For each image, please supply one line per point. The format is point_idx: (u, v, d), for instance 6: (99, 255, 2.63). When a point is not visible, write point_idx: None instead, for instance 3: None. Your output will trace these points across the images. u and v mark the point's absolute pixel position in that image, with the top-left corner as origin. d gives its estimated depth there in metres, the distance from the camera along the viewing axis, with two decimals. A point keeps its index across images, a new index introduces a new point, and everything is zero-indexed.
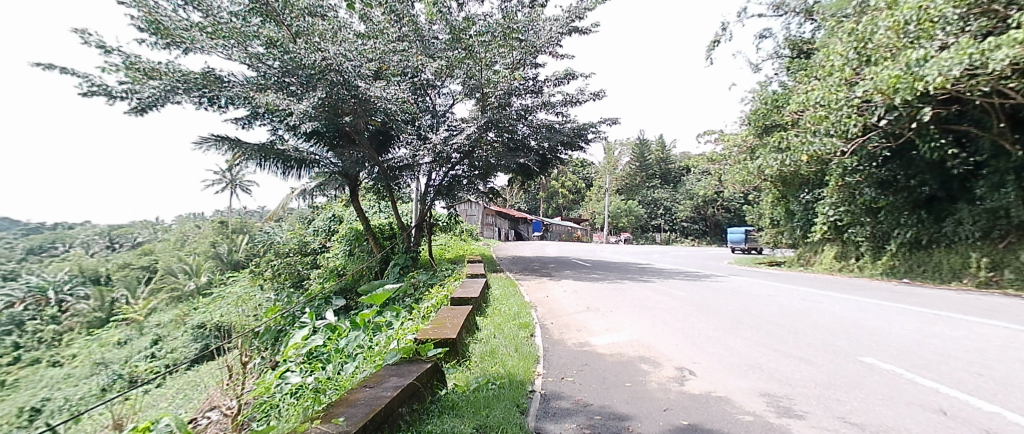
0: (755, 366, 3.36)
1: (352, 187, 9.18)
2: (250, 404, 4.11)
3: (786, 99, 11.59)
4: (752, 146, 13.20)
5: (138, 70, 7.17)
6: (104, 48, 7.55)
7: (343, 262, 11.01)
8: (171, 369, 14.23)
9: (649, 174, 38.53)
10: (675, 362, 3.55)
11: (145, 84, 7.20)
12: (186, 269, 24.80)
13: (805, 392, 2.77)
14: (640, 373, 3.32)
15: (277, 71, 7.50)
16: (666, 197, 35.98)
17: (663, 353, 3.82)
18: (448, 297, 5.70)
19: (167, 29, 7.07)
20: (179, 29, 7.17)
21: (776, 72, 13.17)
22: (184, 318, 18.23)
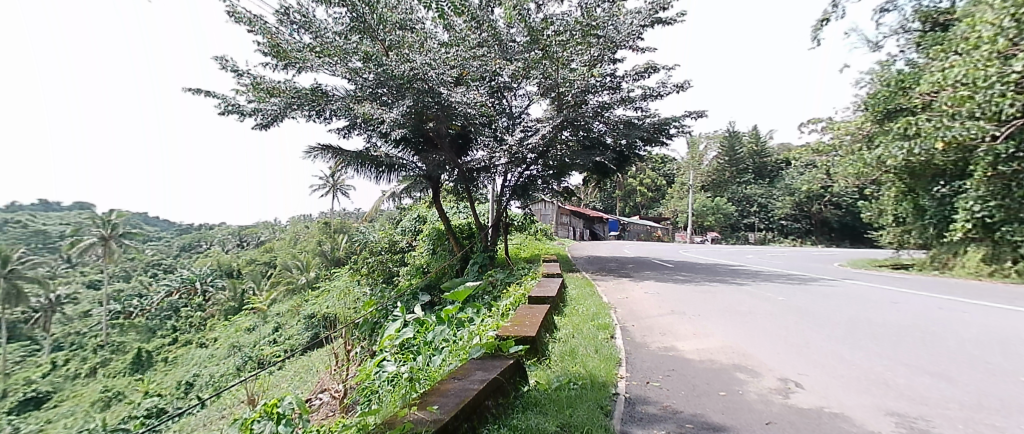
0: (879, 381, 2.98)
1: (434, 190, 9.65)
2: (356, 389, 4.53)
3: (918, 78, 10.13)
4: (870, 133, 11.65)
5: (262, 89, 8.22)
6: (237, 72, 8.69)
7: (428, 261, 11.59)
8: (290, 353, 16.17)
9: (742, 169, 35.76)
10: (778, 372, 3.28)
11: (268, 101, 8.19)
12: (299, 265, 28.08)
13: (949, 414, 2.40)
14: (737, 382, 3.11)
15: (371, 83, 8.10)
16: (762, 193, 33.18)
17: (762, 362, 3.55)
18: (526, 295, 5.78)
19: (285, 51, 8.00)
20: (295, 50, 8.04)
21: (903, 50, 11.51)
22: (297, 308, 20.65)
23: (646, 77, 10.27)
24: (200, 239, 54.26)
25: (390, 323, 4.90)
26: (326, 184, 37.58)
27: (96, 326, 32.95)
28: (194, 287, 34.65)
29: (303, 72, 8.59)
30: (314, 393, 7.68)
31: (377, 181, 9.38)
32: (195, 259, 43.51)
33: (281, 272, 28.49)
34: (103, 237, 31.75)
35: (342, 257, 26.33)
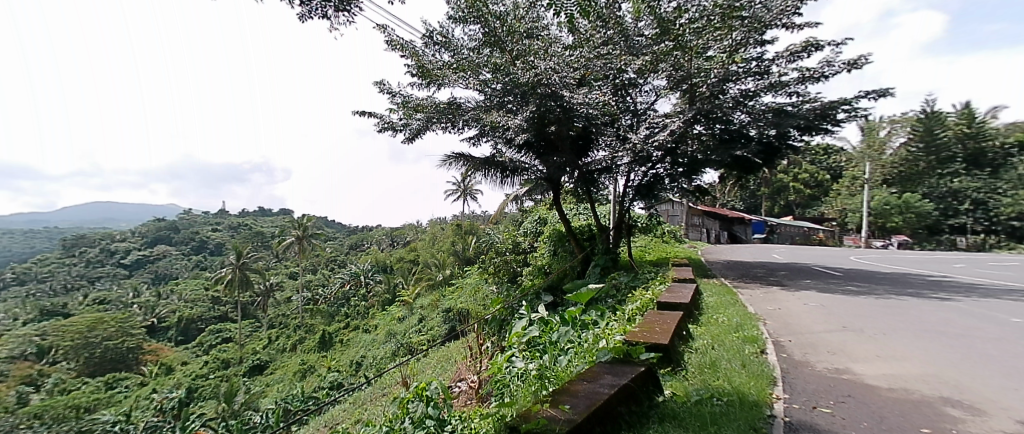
0: None
1: (555, 191, 9.70)
2: (489, 381, 4.79)
3: None
4: None
5: (410, 107, 9.25)
6: (392, 93, 9.90)
7: (548, 261, 11.74)
8: (431, 344, 18.02)
9: (947, 157, 28.01)
10: (1013, 413, 2.58)
11: (414, 117, 9.18)
12: (437, 263, 30.70)
13: None
14: (948, 420, 2.52)
15: (498, 92, 8.47)
16: (977, 186, 26.14)
17: (986, 399, 2.82)
18: (654, 301, 5.47)
19: (429, 70, 8.86)
20: (437, 69, 8.86)
21: None
22: (436, 302, 22.78)
23: (805, 57, 9.01)
24: (362, 239, 63.29)
25: (517, 320, 5.10)
26: (458, 188, 40.42)
27: (294, 309, 40.95)
28: (360, 280, 40.58)
29: (443, 88, 9.39)
30: (453, 381, 8.49)
31: (502, 185, 9.76)
32: (358, 257, 50.90)
33: (424, 271, 31.58)
34: (297, 236, 39.09)
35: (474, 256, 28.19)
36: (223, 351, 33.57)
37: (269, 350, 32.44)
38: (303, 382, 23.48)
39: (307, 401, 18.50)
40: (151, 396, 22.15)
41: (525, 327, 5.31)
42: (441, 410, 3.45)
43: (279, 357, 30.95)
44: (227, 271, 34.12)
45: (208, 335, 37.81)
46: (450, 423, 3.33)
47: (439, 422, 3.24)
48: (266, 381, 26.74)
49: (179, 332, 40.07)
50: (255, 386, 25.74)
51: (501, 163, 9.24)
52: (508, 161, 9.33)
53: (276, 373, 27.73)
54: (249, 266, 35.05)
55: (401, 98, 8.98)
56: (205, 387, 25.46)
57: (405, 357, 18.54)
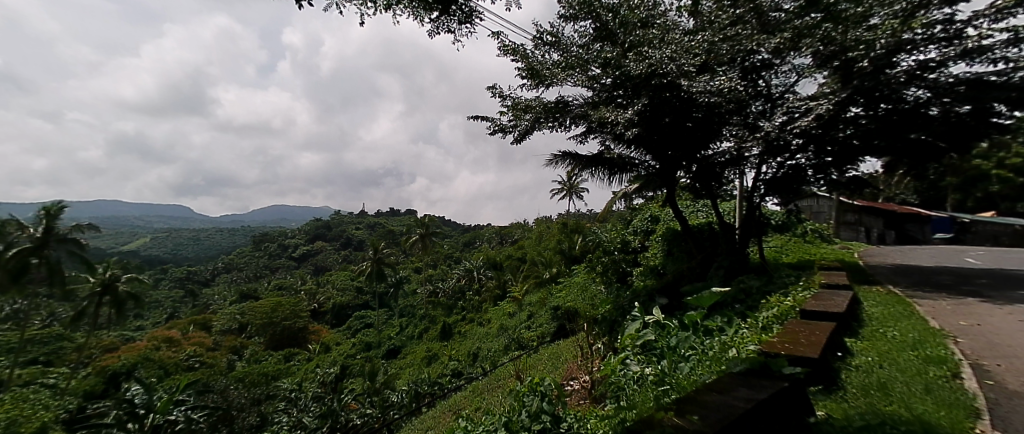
0: None
1: (670, 188, 9.20)
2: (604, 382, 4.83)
3: None
4: None
5: (519, 108, 9.37)
6: (502, 97, 10.24)
7: (662, 261, 11.11)
8: (542, 339, 18.48)
9: None
10: None
11: (524, 118, 9.33)
12: (545, 261, 30.97)
13: None
14: None
15: (608, 87, 8.27)
16: None
17: None
18: (797, 307, 4.88)
19: (538, 71, 8.81)
20: (545, 68, 8.77)
21: None
22: (545, 299, 23.20)
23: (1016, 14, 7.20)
24: (476, 237, 66.64)
25: (630, 322, 5.04)
26: (565, 187, 40.22)
27: (419, 301, 44.90)
28: (473, 275, 42.87)
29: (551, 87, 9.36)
30: (565, 379, 8.61)
31: (610, 182, 9.58)
32: (473, 254, 53.70)
33: (533, 269, 32.02)
34: (420, 234, 42.55)
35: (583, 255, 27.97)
36: (366, 335, 38.20)
37: (401, 336, 36.06)
38: (428, 368, 25.79)
39: (434, 385, 20.25)
40: (316, 370, 26.34)
41: (638, 329, 5.17)
42: (555, 407, 3.76)
43: (408, 343, 34.27)
44: (367, 264, 38.61)
45: (354, 320, 43.33)
46: (562, 418, 3.65)
47: (553, 418, 3.62)
48: (399, 364, 29.86)
49: (332, 316, 46.77)
50: (390, 368, 28.91)
51: (610, 161, 9.13)
52: (617, 158, 9.17)
53: (406, 358, 30.77)
54: (384, 260, 39.16)
55: (510, 100, 9.15)
56: (353, 364, 29.38)
57: (520, 350, 19.32)
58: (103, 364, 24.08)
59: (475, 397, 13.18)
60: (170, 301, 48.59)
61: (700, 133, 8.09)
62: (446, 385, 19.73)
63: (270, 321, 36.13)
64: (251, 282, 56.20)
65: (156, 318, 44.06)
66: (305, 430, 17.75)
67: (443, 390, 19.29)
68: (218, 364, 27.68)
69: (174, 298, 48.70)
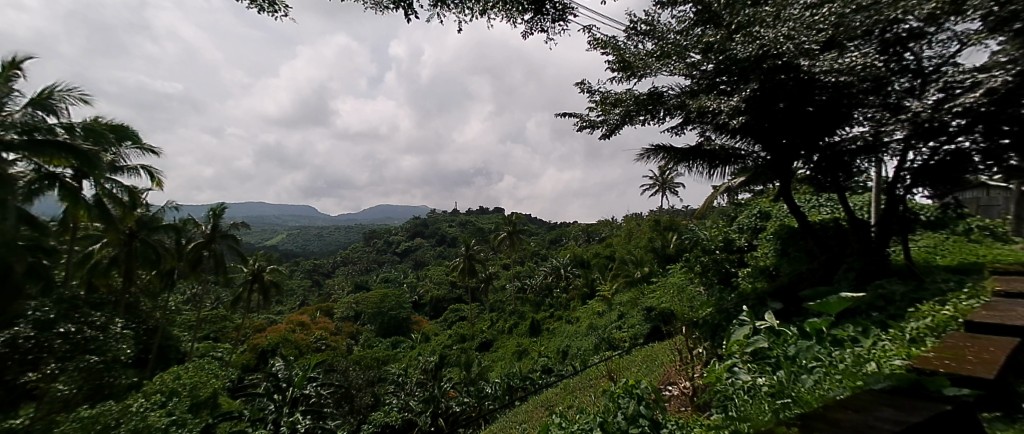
0: None
1: (784, 182, 8.37)
2: (709, 389, 4.77)
3: None
4: None
5: (608, 102, 9.08)
6: (591, 93, 10.01)
7: (775, 261, 10.03)
8: (635, 342, 17.96)
9: None
10: None
11: (613, 112, 9.00)
12: (635, 260, 29.97)
13: None
14: None
15: (710, 73, 7.79)
16: None
17: None
18: (961, 319, 4.10)
19: (630, 62, 8.49)
20: (639, 59, 8.41)
21: None
22: (636, 299, 22.55)
23: None
24: (562, 234, 66.66)
25: (738, 328, 4.85)
26: (657, 183, 38.34)
27: (508, 297, 46.13)
28: (561, 273, 42.92)
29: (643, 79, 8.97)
30: (663, 383, 8.35)
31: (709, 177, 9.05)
32: (561, 251, 53.74)
33: (621, 267, 31.19)
34: (508, 232, 43.63)
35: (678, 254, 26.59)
36: (461, 327, 40.22)
37: (492, 330, 37.26)
38: (519, 362, 26.45)
39: (526, 379, 20.83)
40: (418, 358, 28.42)
41: (749, 335, 4.97)
42: (652, 413, 4.05)
43: (500, 337, 35.39)
44: (459, 261, 40.54)
45: (450, 312, 45.76)
46: (660, 425, 3.91)
47: (651, 422, 3.91)
48: (491, 356, 30.97)
49: (431, 308, 50.00)
50: (484, 360, 30.12)
51: (711, 152, 8.61)
52: (719, 149, 8.59)
53: (498, 351, 31.86)
54: (474, 256, 40.79)
55: (598, 94, 8.87)
56: (451, 354, 31.11)
57: (612, 351, 19.01)
58: (253, 342, 28.43)
59: (568, 394, 13.25)
60: (299, 291, 55.48)
61: (824, 118, 7.22)
62: (537, 381, 20.12)
63: (378, 310, 39.56)
64: (362, 275, 62.17)
65: (288, 305, 50.70)
66: (412, 412, 19.26)
67: (536, 386, 19.68)
68: (338, 346, 31.18)
69: (301, 288, 55.73)
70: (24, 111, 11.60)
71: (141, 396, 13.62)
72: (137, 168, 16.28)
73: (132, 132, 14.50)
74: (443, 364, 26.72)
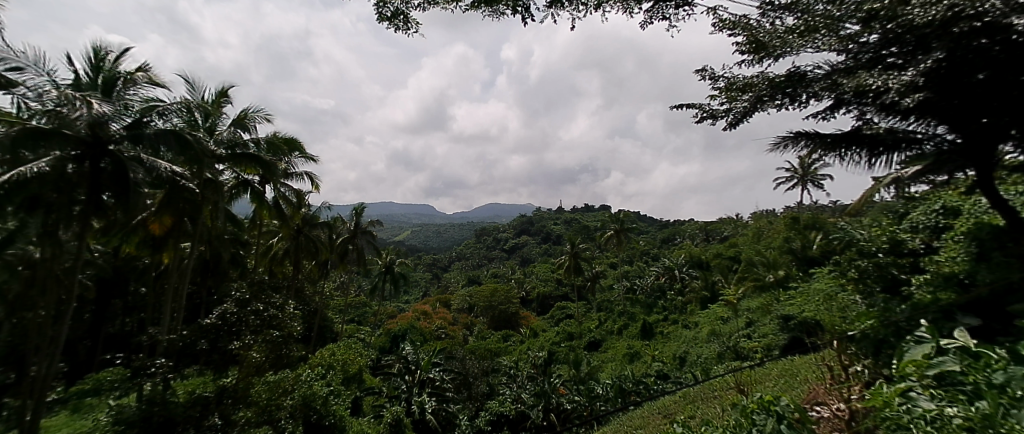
0: None
1: (981, 170, 6.81)
2: (877, 416, 4.21)
3: None
4: None
5: (733, 89, 7.60)
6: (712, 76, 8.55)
7: (969, 267, 8.15)
8: (768, 355, 16.20)
9: None
10: None
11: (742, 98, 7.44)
12: (764, 262, 26.95)
13: None
14: None
15: (874, 46, 6.22)
16: None
17: None
18: None
19: (762, 43, 6.86)
20: (775, 39, 6.71)
21: None
22: (768, 306, 20.30)
23: None
24: (676, 233, 62.95)
25: (916, 350, 4.21)
26: (794, 175, 33.89)
27: (617, 296, 44.83)
28: (674, 274, 40.56)
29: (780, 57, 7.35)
30: (810, 403, 7.46)
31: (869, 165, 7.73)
32: (675, 250, 50.65)
33: (747, 268, 28.25)
34: (615, 230, 42.34)
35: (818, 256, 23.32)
36: (568, 325, 40.16)
37: (601, 329, 36.55)
38: (631, 365, 25.60)
39: (639, 385, 20.16)
40: (527, 352, 29.06)
41: (932, 355, 4.25)
42: None
43: (609, 338, 34.52)
44: (565, 258, 40.40)
45: (557, 310, 45.83)
46: None
47: None
48: (601, 357, 30.37)
49: (538, 305, 50.78)
50: (593, 359, 29.65)
51: (872, 137, 7.33)
52: (885, 133, 7.26)
53: (608, 351, 31.21)
54: (580, 254, 40.24)
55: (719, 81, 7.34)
56: (559, 351, 31.23)
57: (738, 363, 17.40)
58: (387, 328, 31.82)
59: (688, 401, 12.52)
60: (421, 283, 60.50)
61: None
62: (654, 387, 19.24)
63: (490, 304, 41.40)
64: (474, 270, 65.58)
65: (413, 295, 55.87)
66: (524, 405, 19.58)
67: (650, 393, 18.90)
68: (456, 336, 33.38)
69: (422, 282, 60.69)
70: (230, 130, 14.52)
71: (308, 367, 16.15)
72: (302, 175, 19.38)
73: (299, 144, 17.19)
74: (550, 363, 26.93)
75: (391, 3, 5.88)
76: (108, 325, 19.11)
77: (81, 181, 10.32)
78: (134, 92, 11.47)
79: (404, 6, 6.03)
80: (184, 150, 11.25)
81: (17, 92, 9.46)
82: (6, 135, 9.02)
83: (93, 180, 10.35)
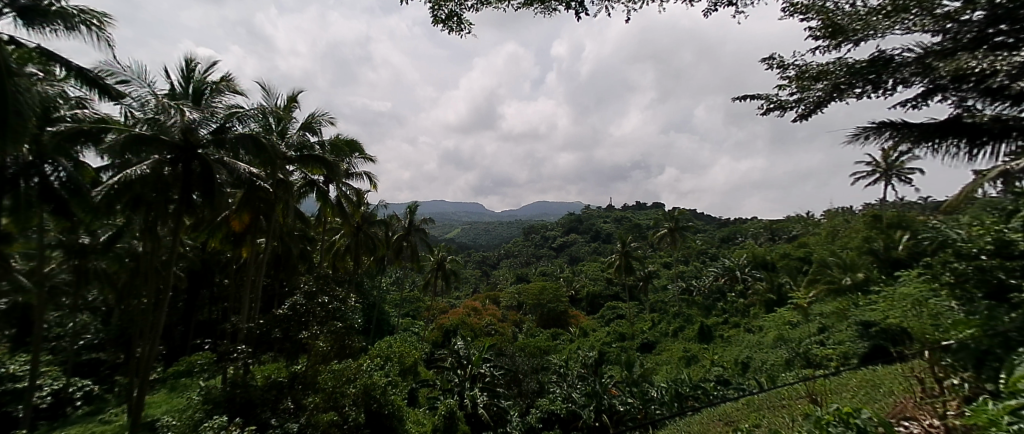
0: None
1: None
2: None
3: None
4: None
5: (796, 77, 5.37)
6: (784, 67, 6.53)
7: None
8: (843, 364, 14.99)
9: None
10: None
11: (810, 88, 5.20)
12: (838, 263, 25.04)
13: None
14: None
15: (979, 24, 4.23)
16: None
17: None
18: None
19: (836, 25, 4.98)
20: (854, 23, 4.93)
21: None
22: (844, 311, 18.82)
23: None
24: (737, 232, 59.88)
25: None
26: (875, 170, 31.17)
27: (672, 297, 43.33)
28: (735, 275, 38.67)
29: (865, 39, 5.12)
30: (895, 417, 6.79)
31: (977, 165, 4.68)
32: (735, 251, 48.17)
33: (819, 269, 26.32)
34: (669, 228, 40.83)
35: (901, 257, 21.39)
36: (619, 325, 39.14)
37: (654, 331, 35.41)
38: (687, 369, 24.66)
39: (697, 389, 19.39)
40: (578, 352, 28.74)
41: None
42: None
43: (663, 339, 33.36)
44: (615, 257, 39.37)
45: (607, 309, 45.00)
46: None
47: None
48: (655, 358, 29.40)
49: (588, 304, 49.81)
50: (647, 361, 28.78)
51: (973, 129, 4.44)
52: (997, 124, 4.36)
53: (662, 353, 30.25)
54: (631, 253, 39.14)
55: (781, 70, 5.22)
56: (611, 351, 30.63)
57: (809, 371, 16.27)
58: (439, 322, 32.60)
59: (753, 409, 11.84)
60: (471, 280, 61.64)
61: None
62: (714, 393, 18.43)
63: (539, 302, 41.39)
64: (523, 267, 65.71)
65: (463, 291, 56.94)
66: (575, 404, 19.21)
67: (710, 399, 18.10)
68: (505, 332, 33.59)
69: (472, 279, 61.64)
70: (299, 133, 15.45)
71: (368, 358, 16.88)
72: (361, 174, 20.27)
73: (360, 145, 17.93)
74: (600, 363, 26.42)
75: (445, 6, 5.94)
76: (197, 312, 21.07)
77: (175, 182, 11.40)
78: (217, 100, 12.47)
79: (458, 8, 6.08)
80: (261, 154, 12.13)
81: (124, 102, 10.63)
82: (115, 141, 10.22)
83: (184, 181, 11.39)
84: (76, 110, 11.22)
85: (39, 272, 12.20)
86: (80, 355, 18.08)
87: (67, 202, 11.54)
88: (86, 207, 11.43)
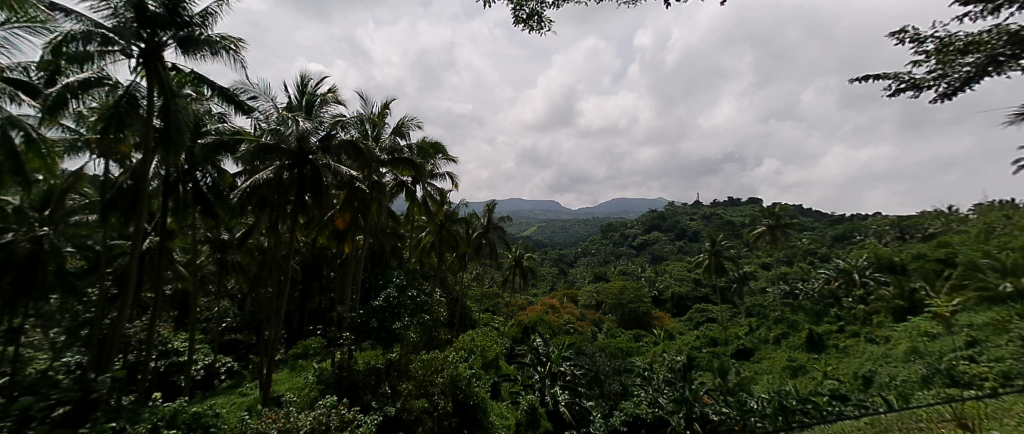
0: None
1: None
2: None
3: None
4: None
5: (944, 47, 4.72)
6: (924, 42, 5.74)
7: None
8: (1007, 386, 12.53)
9: None
10: None
11: (956, 64, 4.90)
12: (993, 266, 21.14)
13: None
14: None
15: None
16: None
17: None
18: None
19: None
20: None
21: None
22: (1004, 324, 15.78)
23: None
24: (852, 230, 53.12)
25: None
26: None
27: (772, 301, 39.45)
28: (853, 278, 34.35)
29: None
30: None
31: None
32: (851, 251, 42.71)
33: (966, 273, 22.43)
34: (769, 225, 37.29)
35: None
36: (710, 328, 36.50)
37: (751, 337, 32.51)
38: (794, 380, 22.28)
39: (807, 403, 17.44)
40: (664, 355, 27.34)
41: None
42: None
43: (763, 347, 30.48)
44: (705, 256, 36.79)
45: (696, 312, 42.25)
46: None
47: None
48: (753, 367, 26.95)
49: (673, 305, 46.96)
50: (743, 369, 26.48)
51: None
52: None
53: (762, 362, 27.62)
54: (723, 253, 36.33)
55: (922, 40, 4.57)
56: (701, 357, 28.64)
57: (957, 393, 13.83)
58: (519, 318, 32.91)
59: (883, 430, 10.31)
60: (549, 277, 61.48)
61: None
62: (831, 409, 16.40)
63: (619, 302, 40.10)
64: (603, 266, 63.98)
65: (541, 289, 56.82)
66: (664, 410, 18.15)
67: (825, 415, 16.14)
68: (585, 331, 33.01)
69: (550, 277, 61.34)
70: (391, 137, 16.47)
71: (454, 350, 17.54)
72: (444, 175, 21.13)
73: (444, 147, 18.74)
74: (688, 369, 24.78)
75: (527, 5, 5.91)
76: (309, 302, 23.44)
77: (292, 185, 12.74)
78: (324, 110, 13.71)
79: (539, 6, 6.02)
80: (359, 157, 13.07)
81: (254, 116, 12.09)
82: (247, 151, 11.74)
83: (298, 184, 12.66)
84: (218, 124, 12.93)
85: (193, 264, 14.29)
86: (221, 335, 21.02)
87: (213, 204, 13.32)
88: (226, 208, 13.21)
